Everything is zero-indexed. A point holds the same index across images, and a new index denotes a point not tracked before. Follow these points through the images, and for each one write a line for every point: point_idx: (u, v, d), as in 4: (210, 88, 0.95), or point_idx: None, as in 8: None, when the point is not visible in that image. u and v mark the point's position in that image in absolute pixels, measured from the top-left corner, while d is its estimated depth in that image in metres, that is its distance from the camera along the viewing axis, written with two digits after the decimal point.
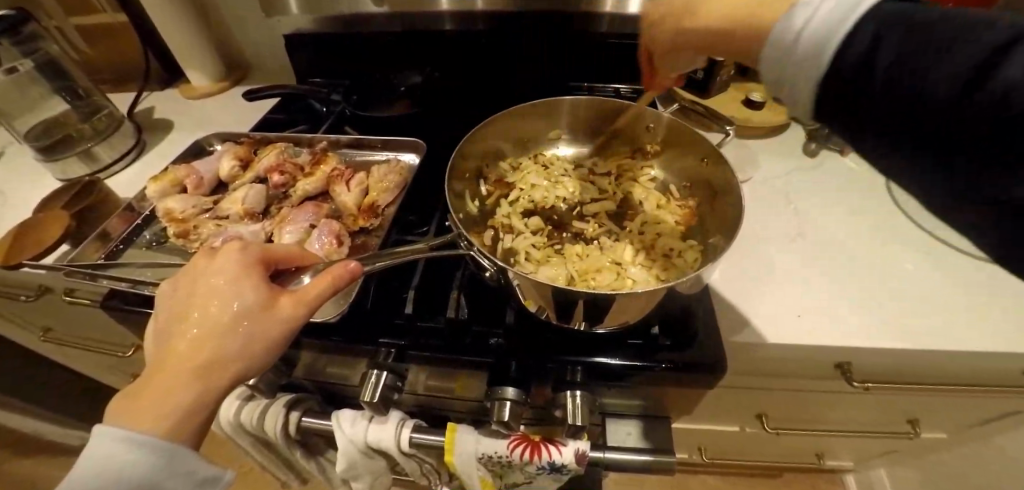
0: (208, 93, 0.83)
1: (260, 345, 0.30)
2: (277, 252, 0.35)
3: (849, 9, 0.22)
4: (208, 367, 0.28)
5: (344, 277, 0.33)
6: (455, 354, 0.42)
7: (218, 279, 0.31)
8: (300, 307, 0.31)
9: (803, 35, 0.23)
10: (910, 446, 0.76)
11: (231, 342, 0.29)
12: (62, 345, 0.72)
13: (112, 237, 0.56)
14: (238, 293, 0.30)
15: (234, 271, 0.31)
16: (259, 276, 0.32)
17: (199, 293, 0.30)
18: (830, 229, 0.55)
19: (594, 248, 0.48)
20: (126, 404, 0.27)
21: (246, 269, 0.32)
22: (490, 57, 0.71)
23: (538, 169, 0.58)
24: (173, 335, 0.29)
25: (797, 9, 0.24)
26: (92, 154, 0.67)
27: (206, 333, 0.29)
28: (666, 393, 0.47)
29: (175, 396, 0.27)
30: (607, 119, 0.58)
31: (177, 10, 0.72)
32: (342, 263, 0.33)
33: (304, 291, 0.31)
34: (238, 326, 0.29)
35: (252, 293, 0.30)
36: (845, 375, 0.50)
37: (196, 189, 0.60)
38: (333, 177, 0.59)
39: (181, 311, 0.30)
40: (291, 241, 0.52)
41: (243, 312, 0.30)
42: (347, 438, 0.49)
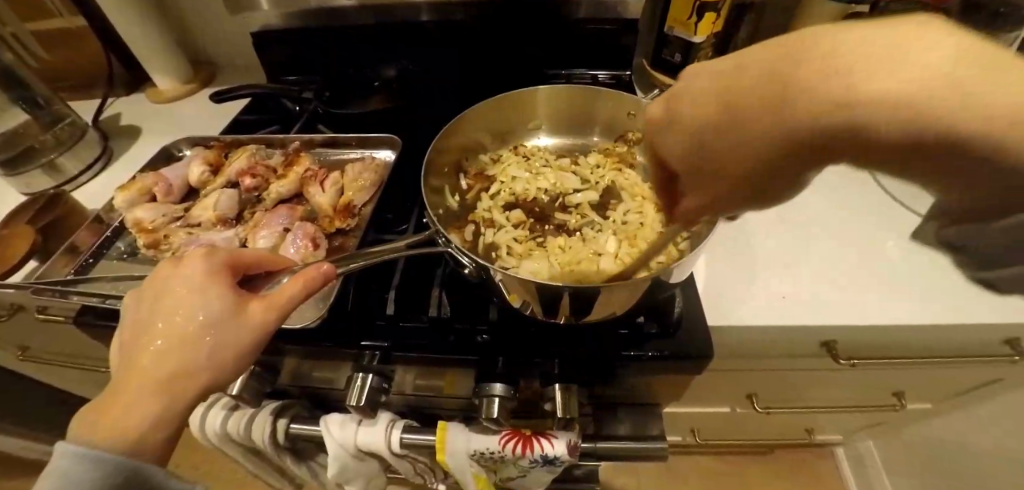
0: (175, 97, 0.80)
1: (230, 352, 0.29)
2: (247, 257, 0.34)
3: None
4: (177, 377, 0.27)
5: (319, 279, 0.31)
6: (438, 352, 0.42)
7: (183, 287, 0.30)
8: (272, 312, 0.30)
9: None
10: (895, 418, 0.77)
11: (200, 351, 0.28)
12: (38, 363, 0.70)
13: (81, 250, 0.54)
14: (204, 300, 0.29)
15: (199, 279, 0.30)
16: (226, 282, 0.31)
17: (165, 303, 0.29)
18: (813, 211, 0.55)
19: (578, 241, 0.47)
20: (90, 419, 0.26)
21: (213, 275, 0.31)
22: (465, 47, 0.69)
23: (519, 161, 0.57)
24: (137, 347, 0.28)
25: None
26: (57, 165, 0.65)
27: (173, 343, 0.28)
28: (652, 380, 0.47)
29: (141, 408, 0.26)
30: (588, 108, 0.57)
31: (137, 10, 0.69)
32: (316, 264, 0.32)
33: (275, 296, 0.30)
34: (207, 334, 0.28)
35: (220, 301, 0.29)
36: (830, 352, 0.51)
37: (166, 196, 0.58)
38: (307, 178, 0.57)
39: (145, 322, 0.29)
40: (266, 246, 0.51)
41: (211, 319, 0.29)
42: (335, 443, 0.48)
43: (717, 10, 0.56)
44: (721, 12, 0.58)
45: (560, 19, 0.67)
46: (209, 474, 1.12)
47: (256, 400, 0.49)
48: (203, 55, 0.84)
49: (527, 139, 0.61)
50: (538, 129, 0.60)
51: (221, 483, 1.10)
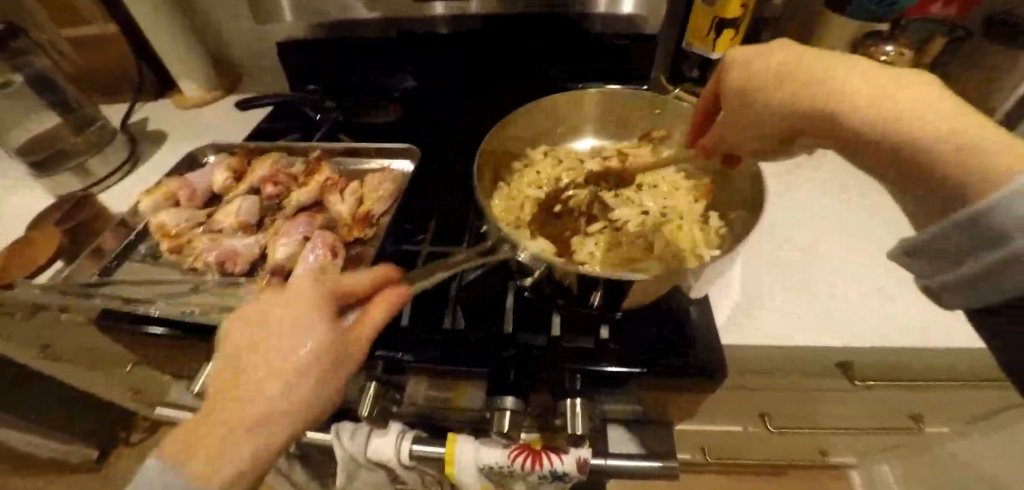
0: (202, 103, 0.83)
1: (338, 379, 0.31)
2: (347, 284, 0.34)
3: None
4: (276, 412, 0.28)
5: (398, 304, 0.33)
6: (452, 365, 0.42)
7: (286, 315, 0.31)
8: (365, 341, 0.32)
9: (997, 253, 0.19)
10: (914, 442, 0.76)
11: (305, 384, 0.29)
12: (59, 360, 0.72)
13: (106, 252, 0.56)
14: (299, 330, 0.30)
15: (299, 304, 0.32)
16: (326, 310, 0.32)
17: (270, 339, 0.30)
18: (807, 231, 0.56)
19: (607, 232, 0.47)
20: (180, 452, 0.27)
21: (313, 301, 0.32)
22: (486, 59, 0.70)
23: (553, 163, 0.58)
24: (237, 374, 0.29)
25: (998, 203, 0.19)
26: (87, 168, 0.67)
27: (281, 375, 0.29)
28: (665, 399, 0.46)
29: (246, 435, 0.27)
30: (623, 114, 0.60)
31: (169, 20, 0.72)
32: (394, 289, 0.34)
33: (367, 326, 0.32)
34: (313, 370, 0.30)
35: (322, 334, 0.30)
36: (847, 374, 0.50)
37: (189, 201, 0.60)
38: (327, 187, 0.59)
39: (240, 353, 0.30)
40: (284, 254, 0.52)
41: (312, 355, 0.30)
42: (347, 451, 0.48)
43: (737, 26, 0.57)
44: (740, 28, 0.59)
45: (582, 34, 0.68)
46: None
47: None
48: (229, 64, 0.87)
49: (561, 141, 0.62)
50: (571, 137, 0.62)
51: None
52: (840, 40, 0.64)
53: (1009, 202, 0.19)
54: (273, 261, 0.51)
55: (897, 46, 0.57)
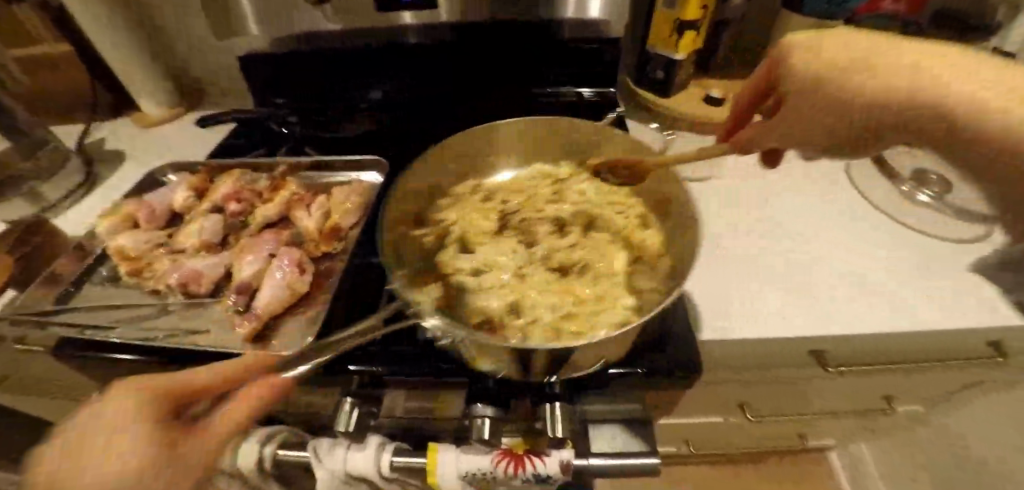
0: (163, 121, 0.80)
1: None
2: (231, 364, 0.28)
3: None
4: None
5: (270, 389, 0.27)
6: (428, 376, 0.41)
7: (204, 383, 0.27)
8: (237, 429, 0.26)
9: None
10: (885, 422, 0.78)
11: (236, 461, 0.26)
12: (16, 394, 0.68)
13: (61, 278, 0.53)
14: (146, 437, 0.22)
15: (221, 368, 0.27)
16: (259, 362, 0.29)
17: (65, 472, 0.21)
18: (799, 226, 0.56)
19: (534, 272, 0.47)
20: None
21: (238, 362, 0.28)
22: (457, 66, 0.71)
23: (473, 208, 0.57)
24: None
25: None
26: (38, 192, 0.64)
27: None
28: (643, 395, 0.47)
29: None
30: (545, 136, 0.59)
31: (124, 36, 0.69)
32: (269, 371, 0.28)
33: (237, 411, 0.26)
34: None
35: (149, 453, 0.21)
36: (819, 360, 0.51)
37: (149, 223, 0.58)
38: (294, 202, 0.58)
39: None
40: (250, 273, 0.50)
41: (156, 478, 0.22)
42: (325, 469, 0.47)
43: (698, 27, 0.60)
44: (701, 30, 0.61)
45: (545, 40, 0.69)
46: None
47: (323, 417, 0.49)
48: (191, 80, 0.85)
49: (489, 176, 0.62)
50: (496, 163, 0.62)
51: None
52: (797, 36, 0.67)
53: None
54: (238, 280, 0.49)
55: None
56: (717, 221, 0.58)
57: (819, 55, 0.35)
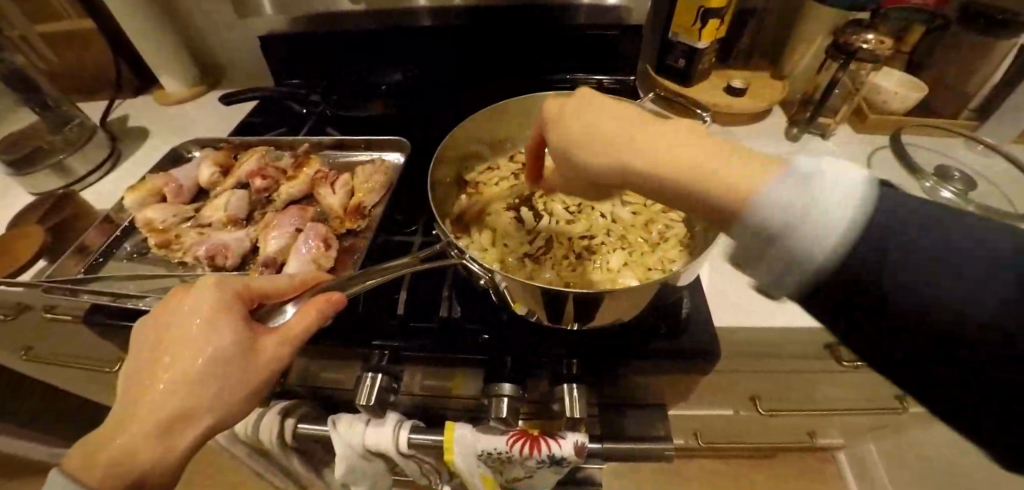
0: (185, 99, 0.81)
1: (240, 388, 0.30)
2: (263, 286, 0.34)
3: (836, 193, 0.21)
4: (180, 417, 0.28)
5: (328, 309, 0.32)
6: (449, 354, 0.42)
7: (192, 322, 0.30)
8: (286, 345, 0.31)
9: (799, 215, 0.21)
10: (898, 421, 0.78)
11: (207, 392, 0.29)
12: (44, 362, 0.70)
13: (90, 250, 0.54)
14: (231, 330, 0.30)
15: (204, 313, 0.30)
16: (237, 314, 0.31)
17: (173, 336, 0.30)
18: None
19: (568, 239, 0.46)
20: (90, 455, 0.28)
21: (220, 308, 0.31)
22: (471, 51, 0.70)
23: (510, 174, 0.56)
24: (142, 389, 0.29)
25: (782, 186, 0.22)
26: (66, 166, 0.65)
27: (181, 379, 0.29)
28: (659, 381, 0.47)
29: (139, 456, 0.27)
30: None
31: (149, 14, 0.70)
32: (326, 293, 0.33)
33: (287, 330, 0.31)
34: (216, 370, 0.29)
35: (232, 334, 0.30)
36: (834, 354, 0.51)
37: (176, 197, 0.59)
38: (317, 180, 0.58)
39: (149, 359, 0.30)
40: (277, 247, 0.51)
41: (222, 355, 0.30)
42: (344, 443, 0.48)
43: (721, 16, 0.58)
44: (725, 17, 0.60)
45: (563, 25, 0.68)
46: (213, 471, 1.12)
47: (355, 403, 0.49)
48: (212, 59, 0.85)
49: (528, 146, 0.59)
50: None
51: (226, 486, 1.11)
52: (823, 29, 0.66)
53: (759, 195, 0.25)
54: (264, 254, 0.51)
55: (876, 34, 0.58)
56: None
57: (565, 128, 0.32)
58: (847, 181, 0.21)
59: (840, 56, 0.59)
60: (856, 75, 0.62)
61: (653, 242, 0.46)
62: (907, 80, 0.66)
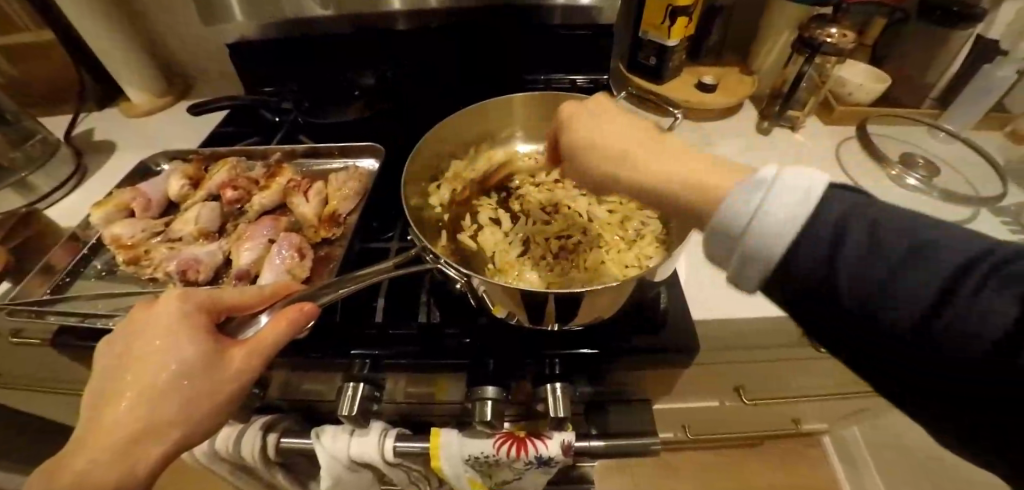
0: (153, 110, 0.79)
1: (206, 403, 0.29)
2: (229, 299, 0.33)
3: (800, 200, 0.23)
4: (143, 436, 0.27)
5: (299, 320, 0.32)
6: (429, 359, 0.42)
7: (157, 335, 0.30)
8: (254, 358, 0.31)
9: (757, 229, 0.23)
10: (877, 404, 0.80)
11: (172, 407, 0.28)
12: (11, 388, 0.68)
13: (56, 269, 0.53)
14: (196, 342, 0.30)
15: (169, 326, 0.30)
16: (203, 325, 0.30)
17: (136, 353, 0.29)
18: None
19: (545, 238, 0.46)
20: (46, 483, 0.26)
21: (187, 320, 0.30)
22: (445, 54, 0.69)
23: (487, 176, 0.56)
24: (104, 408, 0.28)
25: (747, 190, 0.24)
26: (29, 184, 0.63)
27: (143, 398, 0.28)
28: (642, 376, 0.47)
29: (96, 480, 0.26)
30: None
31: (111, 24, 0.68)
32: (297, 304, 0.32)
33: (255, 341, 0.31)
34: (183, 384, 0.29)
35: (198, 348, 0.29)
36: (811, 341, 0.53)
37: (144, 212, 0.57)
38: (290, 188, 0.57)
39: (113, 376, 0.29)
40: (250, 259, 0.50)
41: (187, 369, 0.29)
42: (329, 455, 0.47)
43: (689, 14, 0.59)
44: (693, 15, 0.61)
45: (536, 27, 0.68)
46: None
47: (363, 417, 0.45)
48: (179, 70, 0.83)
49: (504, 147, 0.59)
50: (514, 135, 0.59)
51: None
52: (786, 24, 0.66)
53: (767, 205, 0.23)
54: (238, 266, 0.49)
55: (840, 27, 0.59)
56: None
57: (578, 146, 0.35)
58: (818, 192, 0.23)
59: (808, 51, 0.61)
60: (821, 69, 0.64)
61: (629, 239, 0.47)
62: (871, 72, 0.68)
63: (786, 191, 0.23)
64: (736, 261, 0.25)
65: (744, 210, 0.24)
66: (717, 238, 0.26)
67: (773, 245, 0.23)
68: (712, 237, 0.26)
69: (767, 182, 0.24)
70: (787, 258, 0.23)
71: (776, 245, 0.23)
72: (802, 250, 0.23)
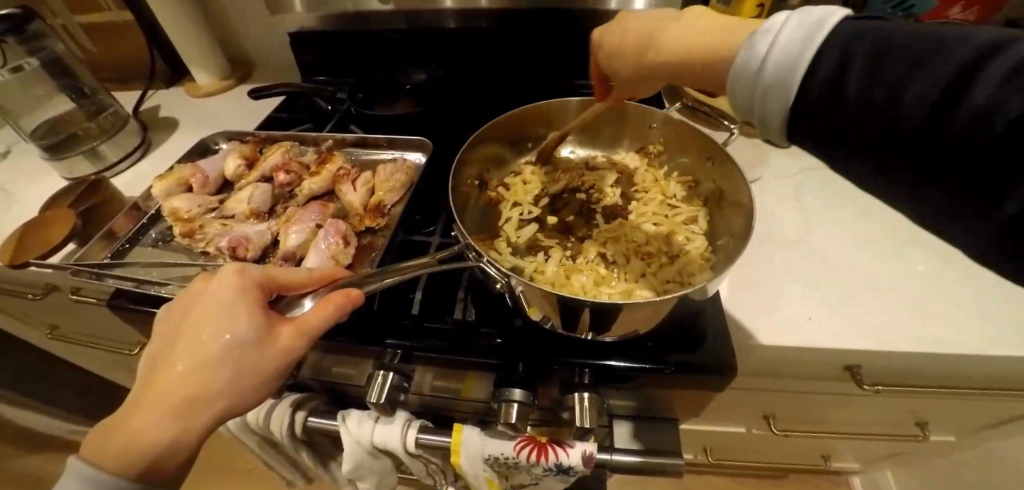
0: (213, 92, 0.83)
1: (252, 378, 0.30)
2: (280, 277, 0.34)
3: (802, 39, 0.25)
4: (193, 402, 0.29)
5: (345, 306, 0.33)
6: (460, 355, 0.42)
7: (213, 306, 0.31)
8: (300, 336, 0.31)
9: (767, 66, 0.26)
10: (917, 448, 0.75)
11: (221, 376, 0.29)
12: (68, 342, 0.73)
13: (118, 235, 0.56)
14: (248, 317, 0.31)
15: (226, 299, 0.31)
16: (256, 301, 0.32)
17: (192, 321, 0.31)
18: (827, 231, 0.54)
19: (587, 245, 0.46)
20: (101, 440, 0.28)
21: (242, 295, 0.31)
22: (496, 53, 0.70)
23: (531, 176, 0.56)
24: (160, 371, 0.30)
25: (761, 39, 0.27)
26: (98, 153, 0.67)
27: (195, 366, 0.29)
28: (673, 394, 0.46)
29: (147, 439, 0.28)
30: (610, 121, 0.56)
31: (184, 8, 0.72)
32: (344, 289, 0.33)
33: (303, 320, 0.32)
34: (233, 355, 0.30)
35: (250, 323, 0.31)
36: (854, 377, 0.50)
37: (201, 188, 0.60)
38: (339, 176, 0.59)
39: (170, 340, 0.31)
40: (296, 242, 0.52)
41: (238, 341, 0.30)
42: (353, 439, 0.49)
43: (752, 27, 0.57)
44: None
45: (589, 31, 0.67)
46: (222, 457, 1.14)
47: (390, 407, 0.46)
48: (242, 54, 0.87)
49: (548, 151, 0.59)
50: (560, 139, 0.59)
51: (233, 473, 1.13)
52: None
53: (772, 49, 0.26)
54: (285, 248, 0.51)
55: None
56: (758, 227, 0.55)
57: (603, 49, 0.42)
58: (821, 25, 0.25)
59: None
60: None
61: (672, 254, 0.46)
62: None
63: (788, 31, 0.26)
64: (759, 114, 0.28)
65: (757, 53, 0.27)
66: (743, 90, 0.29)
67: (872, 92, 0.22)
68: (735, 92, 0.29)
69: (772, 31, 0.27)
70: (804, 87, 0.25)
71: (790, 80, 0.26)
72: (813, 78, 0.25)
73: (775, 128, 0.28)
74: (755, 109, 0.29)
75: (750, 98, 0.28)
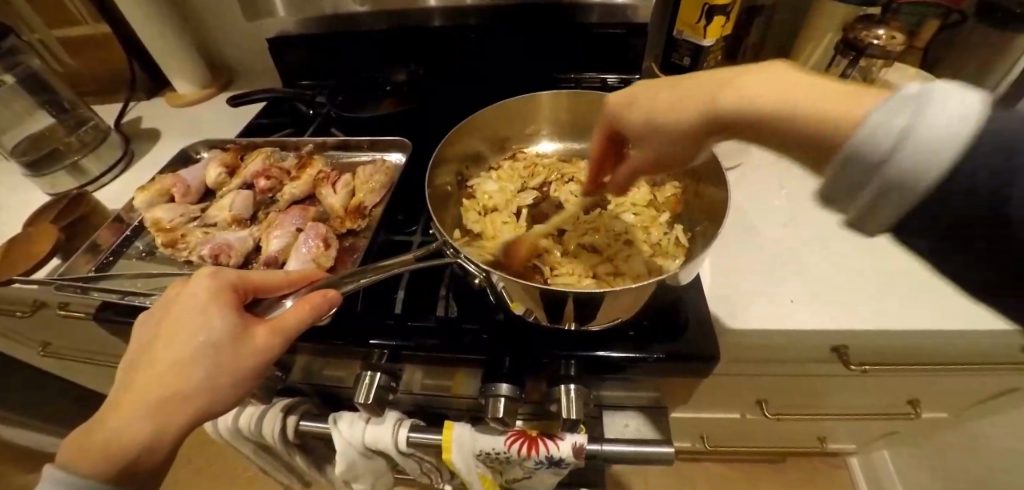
0: (194, 101, 0.82)
1: (229, 379, 0.30)
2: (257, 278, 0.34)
3: (962, 120, 0.19)
4: (171, 402, 0.29)
5: (322, 306, 0.33)
6: (445, 351, 0.42)
7: (188, 309, 0.31)
8: (277, 336, 0.32)
9: (909, 150, 0.19)
10: (911, 427, 0.76)
11: (198, 375, 0.29)
12: (60, 357, 0.73)
13: (102, 248, 0.56)
14: (223, 318, 0.31)
15: (200, 302, 0.31)
16: (230, 302, 0.32)
17: (167, 324, 0.31)
18: (807, 213, 0.54)
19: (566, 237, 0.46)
20: (76, 448, 0.28)
21: (216, 297, 0.32)
22: (476, 50, 0.69)
23: (510, 171, 0.56)
24: (136, 376, 0.30)
25: (890, 111, 0.20)
26: (80, 167, 0.67)
27: (170, 369, 0.29)
28: (662, 382, 0.46)
29: (124, 445, 0.28)
30: (589, 113, 0.56)
31: (161, 18, 0.71)
32: (321, 290, 0.33)
33: (279, 321, 0.32)
34: (208, 356, 0.30)
35: (225, 324, 0.31)
36: (841, 357, 0.50)
37: (184, 197, 0.60)
38: (320, 179, 0.59)
39: (148, 344, 0.31)
40: (279, 246, 0.52)
41: (212, 343, 0.30)
42: (344, 440, 0.49)
43: (727, 13, 0.56)
44: (730, 15, 0.58)
45: (570, 24, 0.67)
46: (223, 466, 1.15)
47: (378, 407, 0.46)
48: (222, 62, 0.87)
49: (529, 146, 0.59)
50: (539, 132, 0.59)
51: (234, 481, 1.13)
52: (831, 25, 0.62)
53: (921, 123, 0.19)
54: (267, 253, 0.52)
55: (888, 29, 0.54)
56: (738, 212, 0.55)
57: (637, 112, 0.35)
58: (980, 108, 0.19)
59: (851, 54, 0.56)
60: (866, 73, 0.57)
61: (652, 243, 0.46)
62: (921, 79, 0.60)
63: (941, 110, 0.19)
64: (869, 197, 0.21)
65: (890, 131, 0.20)
66: (850, 168, 0.22)
67: None
68: (842, 166, 0.22)
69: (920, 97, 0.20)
70: (941, 187, 0.19)
71: (930, 176, 0.19)
72: (970, 172, 0.19)
73: (878, 223, 0.22)
74: (864, 190, 0.22)
75: (863, 182, 0.21)
